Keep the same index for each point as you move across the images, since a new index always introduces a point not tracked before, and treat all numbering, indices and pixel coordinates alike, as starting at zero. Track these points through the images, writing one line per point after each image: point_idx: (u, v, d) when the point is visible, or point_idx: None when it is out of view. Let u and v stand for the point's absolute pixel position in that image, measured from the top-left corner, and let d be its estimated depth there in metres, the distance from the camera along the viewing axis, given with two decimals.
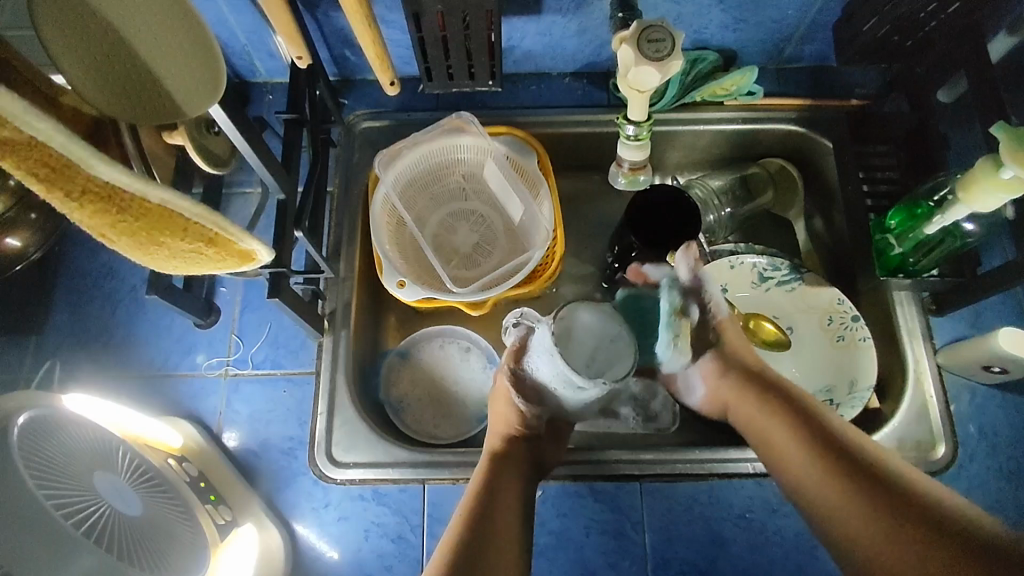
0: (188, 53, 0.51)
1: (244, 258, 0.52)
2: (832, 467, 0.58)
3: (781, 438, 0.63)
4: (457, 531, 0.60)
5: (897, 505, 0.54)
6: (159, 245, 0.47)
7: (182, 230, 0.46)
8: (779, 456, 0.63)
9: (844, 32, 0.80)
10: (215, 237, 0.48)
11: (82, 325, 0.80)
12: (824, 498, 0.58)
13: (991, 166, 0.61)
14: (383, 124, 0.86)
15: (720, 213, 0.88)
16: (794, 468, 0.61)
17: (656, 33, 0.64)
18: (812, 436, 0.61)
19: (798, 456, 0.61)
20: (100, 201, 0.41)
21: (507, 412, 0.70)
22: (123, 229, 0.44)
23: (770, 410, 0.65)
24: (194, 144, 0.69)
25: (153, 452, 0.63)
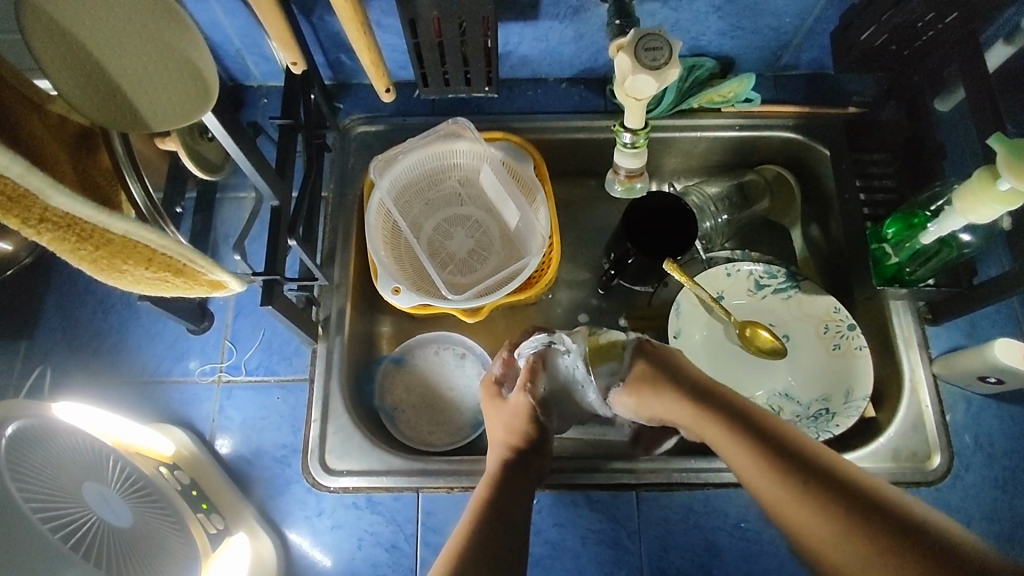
0: (178, 62, 0.52)
1: (210, 286, 0.56)
2: (812, 500, 0.51)
3: (754, 460, 0.56)
4: (462, 539, 0.57)
5: (891, 543, 0.46)
6: (120, 272, 0.48)
7: (147, 258, 0.47)
8: (753, 484, 0.56)
9: (841, 40, 0.80)
10: (182, 267, 0.51)
11: (73, 330, 0.79)
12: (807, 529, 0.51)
13: (989, 177, 0.61)
14: (379, 128, 0.85)
15: (717, 220, 0.88)
16: (772, 502, 0.54)
17: (653, 42, 0.64)
18: (783, 460, 0.54)
19: (772, 488, 0.54)
20: (59, 230, 0.41)
21: (519, 422, 0.69)
22: (82, 257, 0.44)
23: (735, 434, 0.59)
24: (188, 150, 0.68)
25: (144, 460, 0.62)
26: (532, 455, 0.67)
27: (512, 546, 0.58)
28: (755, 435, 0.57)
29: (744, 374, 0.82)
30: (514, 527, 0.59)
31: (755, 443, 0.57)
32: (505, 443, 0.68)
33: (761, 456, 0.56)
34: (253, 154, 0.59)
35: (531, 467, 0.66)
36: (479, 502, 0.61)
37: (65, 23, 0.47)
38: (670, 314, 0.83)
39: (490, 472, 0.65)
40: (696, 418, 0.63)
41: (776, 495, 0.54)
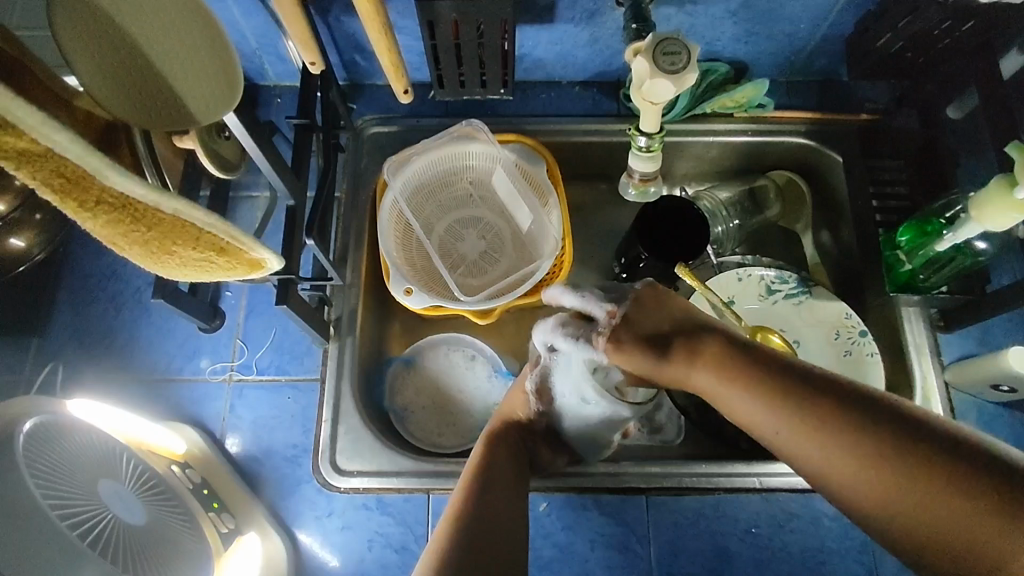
0: (208, 68, 0.52)
1: (253, 268, 0.52)
2: (841, 434, 0.46)
3: (733, 394, 0.51)
4: (455, 515, 0.57)
5: (911, 461, 0.44)
6: (169, 253, 0.46)
7: (194, 238, 0.45)
8: (760, 426, 0.50)
9: (857, 47, 0.80)
10: (226, 246, 0.47)
11: (85, 327, 0.79)
12: (809, 456, 0.48)
13: (1005, 186, 0.61)
14: (392, 129, 0.85)
15: (728, 225, 0.88)
16: (788, 443, 0.49)
17: (672, 46, 0.64)
18: (791, 390, 0.49)
19: (787, 428, 0.48)
20: (114, 211, 0.40)
21: (516, 400, 0.68)
22: (133, 239, 0.43)
23: (727, 369, 0.52)
24: (206, 148, 0.68)
25: (157, 458, 0.62)
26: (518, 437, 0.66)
27: (492, 534, 0.56)
28: (749, 366, 0.51)
29: None
30: (499, 512, 0.58)
31: (752, 374, 0.51)
32: (497, 423, 0.67)
33: (755, 388, 0.50)
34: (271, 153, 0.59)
35: (519, 450, 0.65)
36: (468, 480, 0.61)
37: (96, 22, 0.47)
38: None
39: (478, 446, 0.65)
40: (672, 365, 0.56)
41: (794, 435, 0.48)
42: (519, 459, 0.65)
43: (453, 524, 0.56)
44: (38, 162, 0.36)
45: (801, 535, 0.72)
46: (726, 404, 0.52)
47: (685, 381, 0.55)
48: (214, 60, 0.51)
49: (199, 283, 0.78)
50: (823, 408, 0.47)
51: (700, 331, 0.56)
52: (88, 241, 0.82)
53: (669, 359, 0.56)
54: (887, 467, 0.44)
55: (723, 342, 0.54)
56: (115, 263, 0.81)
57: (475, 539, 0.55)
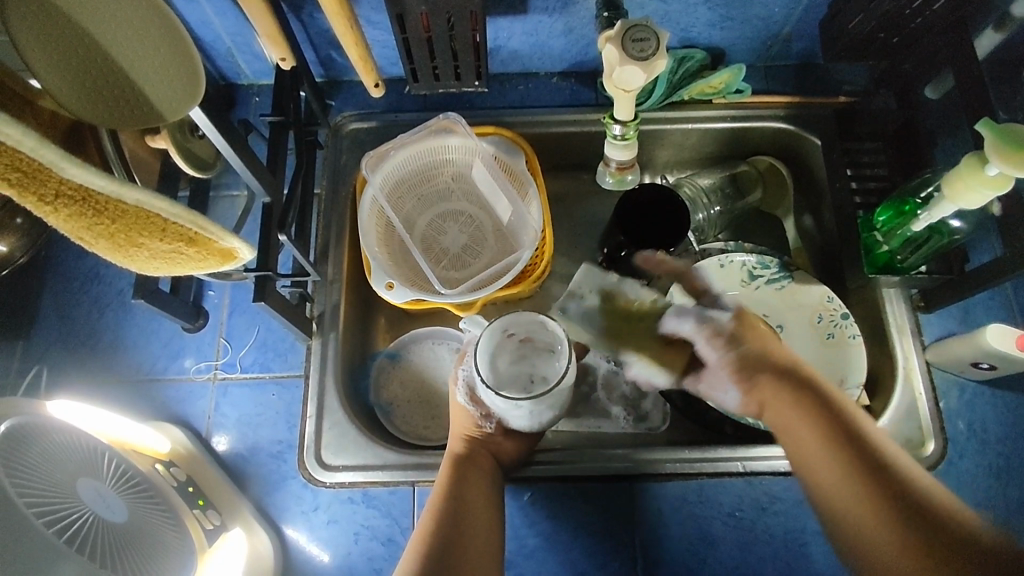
0: (170, 66, 0.51)
1: (224, 258, 0.53)
2: (871, 486, 0.52)
3: (811, 434, 0.56)
4: (430, 529, 0.61)
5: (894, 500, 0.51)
6: (138, 246, 0.47)
7: (160, 230, 0.45)
8: (817, 463, 0.55)
9: (830, 30, 0.80)
10: (195, 237, 0.48)
11: (69, 329, 0.79)
12: (823, 477, 0.55)
13: (976, 163, 0.61)
14: (371, 124, 0.86)
15: (709, 212, 0.88)
16: (831, 484, 0.54)
17: (641, 33, 0.64)
18: (862, 461, 0.53)
19: (838, 483, 0.54)
20: (75, 204, 0.41)
21: (460, 412, 0.71)
22: (99, 232, 0.44)
23: (810, 415, 0.57)
24: (178, 148, 0.69)
25: (140, 457, 0.62)
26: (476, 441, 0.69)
27: (466, 550, 0.60)
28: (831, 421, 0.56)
29: None
30: (471, 527, 0.61)
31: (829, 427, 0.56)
32: (460, 432, 0.70)
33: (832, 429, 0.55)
34: (244, 150, 0.60)
35: (479, 455, 0.68)
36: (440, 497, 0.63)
37: (48, 24, 0.47)
38: None
39: (444, 468, 0.67)
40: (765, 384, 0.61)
41: (835, 472, 0.54)
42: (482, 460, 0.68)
43: (430, 532, 0.61)
44: None
45: (784, 517, 0.72)
46: (792, 437, 0.58)
47: (772, 412, 0.60)
48: (171, 55, 0.51)
49: (180, 283, 0.78)
50: (860, 459, 0.53)
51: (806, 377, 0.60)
52: (70, 244, 0.82)
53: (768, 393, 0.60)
54: (882, 499, 0.51)
55: (843, 419, 0.56)
56: (97, 266, 0.81)
57: (450, 547, 0.59)
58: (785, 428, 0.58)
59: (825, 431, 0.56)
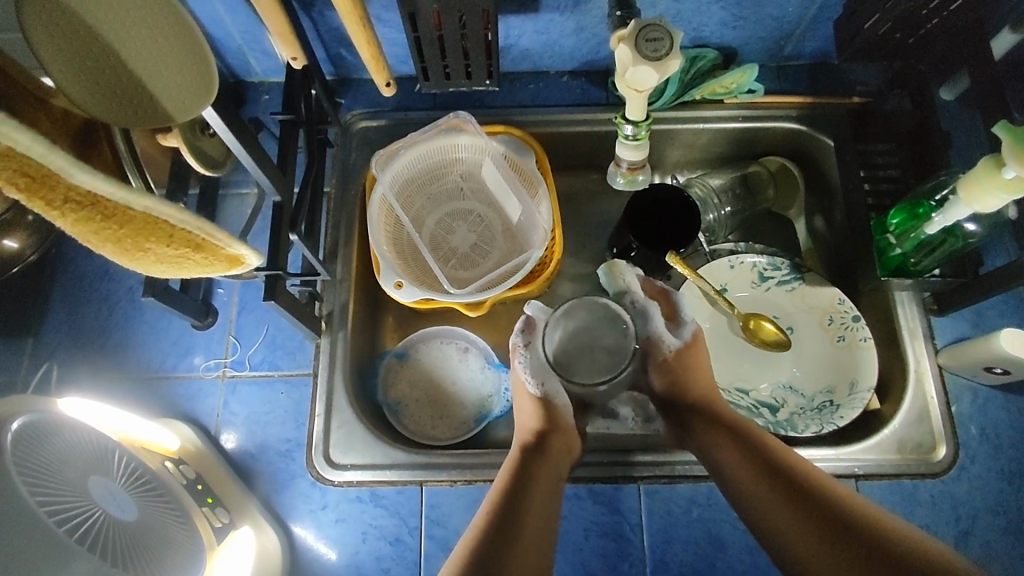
0: (179, 66, 0.51)
1: (231, 263, 0.53)
2: (798, 504, 0.56)
3: (744, 472, 0.60)
4: (492, 505, 0.58)
5: (826, 524, 0.54)
6: (145, 251, 0.47)
7: (167, 235, 0.45)
8: (748, 490, 0.60)
9: (845, 29, 0.79)
10: (203, 243, 0.48)
11: (79, 326, 0.79)
12: (761, 511, 0.58)
13: (993, 166, 0.60)
14: (381, 123, 0.85)
15: (720, 212, 0.87)
16: (764, 508, 0.58)
17: (654, 33, 0.63)
18: (793, 492, 0.57)
19: (774, 511, 0.57)
20: (83, 210, 0.41)
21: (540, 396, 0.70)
22: (107, 237, 0.43)
23: (740, 448, 0.62)
24: (189, 146, 0.68)
25: (150, 455, 0.63)
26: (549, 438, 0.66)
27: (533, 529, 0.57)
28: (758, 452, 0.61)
29: (747, 367, 0.83)
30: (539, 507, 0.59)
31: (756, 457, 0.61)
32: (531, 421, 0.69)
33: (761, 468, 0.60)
34: (255, 148, 0.60)
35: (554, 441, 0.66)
36: (502, 486, 0.60)
37: (64, 23, 0.47)
38: None
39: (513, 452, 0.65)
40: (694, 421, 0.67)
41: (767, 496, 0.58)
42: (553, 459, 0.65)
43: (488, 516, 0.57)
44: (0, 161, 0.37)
45: None
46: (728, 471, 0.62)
47: (707, 449, 0.65)
48: (181, 52, 0.50)
49: (190, 281, 0.78)
50: (791, 491, 0.57)
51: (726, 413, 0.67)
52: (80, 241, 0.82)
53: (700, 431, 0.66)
54: (815, 524, 0.54)
55: (771, 456, 0.61)
56: (107, 263, 0.82)
57: (512, 523, 0.56)
58: (720, 463, 0.63)
59: (754, 461, 0.61)
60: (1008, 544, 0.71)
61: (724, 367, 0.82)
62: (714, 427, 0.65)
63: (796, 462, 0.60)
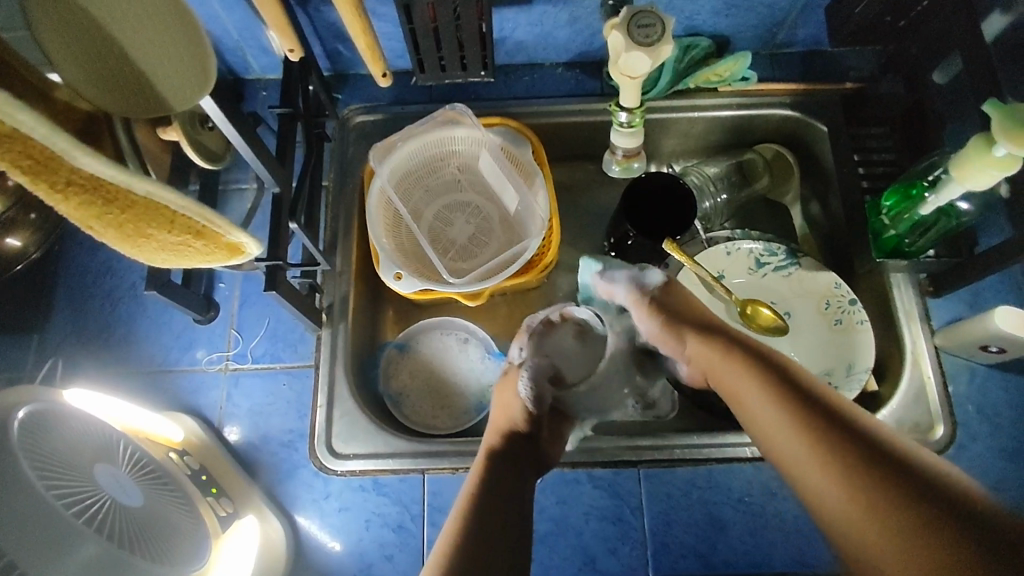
0: (178, 51, 0.51)
1: (230, 252, 0.54)
2: (831, 447, 0.50)
3: (755, 394, 0.56)
4: (461, 517, 0.57)
5: (852, 451, 0.49)
6: (145, 236, 0.48)
7: (169, 221, 0.46)
8: (770, 425, 0.54)
9: (836, 15, 0.80)
10: (203, 230, 0.49)
11: (82, 322, 0.80)
12: (783, 437, 0.53)
13: (984, 144, 0.60)
14: (378, 117, 0.86)
15: (717, 200, 0.88)
16: (795, 455, 0.52)
17: (645, 19, 0.64)
18: (810, 415, 0.52)
19: (794, 437, 0.52)
20: (86, 193, 0.42)
21: (510, 403, 0.68)
22: (106, 220, 0.44)
23: (762, 386, 0.56)
24: (190, 142, 0.69)
25: (153, 445, 0.64)
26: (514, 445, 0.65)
27: (499, 544, 0.56)
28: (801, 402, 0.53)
29: None
30: (507, 519, 0.58)
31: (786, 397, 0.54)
32: (499, 430, 0.67)
33: (772, 390, 0.55)
34: (253, 137, 0.60)
35: (520, 452, 0.65)
36: (471, 495, 0.59)
37: (68, 13, 0.48)
38: None
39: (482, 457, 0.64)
40: (722, 367, 0.60)
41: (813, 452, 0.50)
42: (520, 466, 0.63)
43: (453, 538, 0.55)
44: (5, 144, 0.38)
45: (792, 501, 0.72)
46: (767, 430, 0.55)
47: (723, 386, 0.60)
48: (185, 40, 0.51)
49: (192, 275, 0.79)
50: (815, 417, 0.52)
51: (764, 355, 0.59)
52: (82, 238, 0.83)
53: (709, 363, 0.62)
54: (843, 451, 0.49)
55: (786, 376, 0.56)
56: (109, 259, 0.82)
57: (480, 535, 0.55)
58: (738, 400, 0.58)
59: (776, 393, 0.55)
60: None
61: None
62: (729, 353, 0.60)
63: (810, 384, 0.55)
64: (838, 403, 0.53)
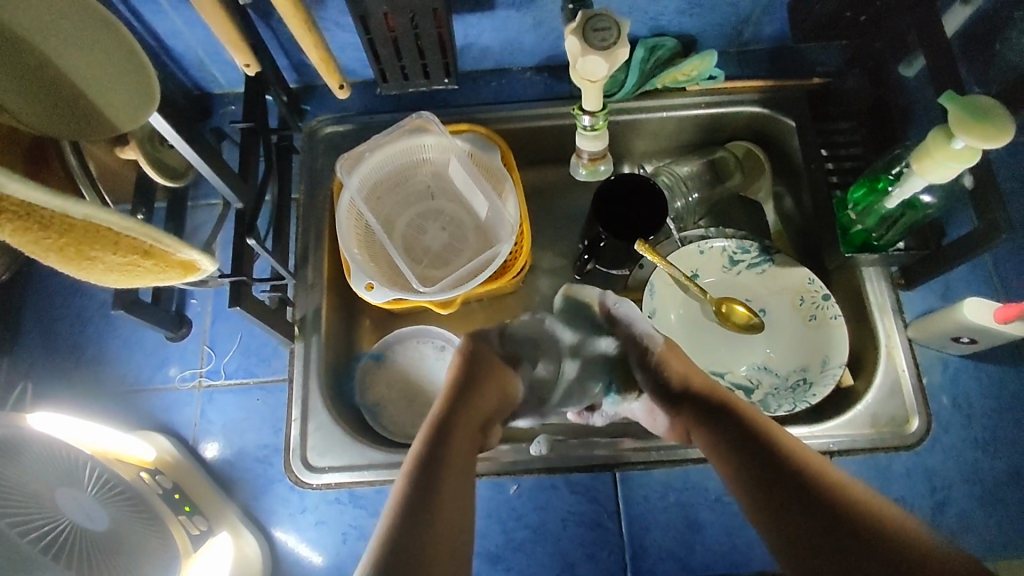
0: (119, 69, 0.53)
1: (184, 270, 0.54)
2: (797, 512, 0.52)
3: (726, 456, 0.58)
4: (401, 493, 0.54)
5: (816, 515, 0.51)
6: (89, 259, 0.48)
7: (113, 242, 0.47)
8: (741, 485, 0.56)
9: (799, 11, 0.80)
10: (151, 249, 0.49)
11: (54, 343, 0.80)
12: (751, 498, 0.55)
13: (943, 137, 0.60)
14: (347, 127, 0.86)
15: (687, 199, 0.89)
16: (762, 517, 0.54)
17: (601, 22, 0.64)
18: (777, 474, 0.55)
19: (762, 500, 0.55)
20: (20, 220, 0.41)
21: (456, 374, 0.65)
22: (46, 245, 0.44)
23: (733, 448, 0.58)
24: (150, 160, 0.69)
25: (124, 466, 0.62)
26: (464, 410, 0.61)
27: (436, 520, 0.53)
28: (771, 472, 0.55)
29: (720, 350, 0.83)
30: (447, 497, 0.55)
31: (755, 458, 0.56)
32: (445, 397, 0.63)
33: (742, 452, 0.57)
34: (209, 153, 0.60)
35: (464, 426, 0.61)
36: (417, 469, 0.56)
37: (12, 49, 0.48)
38: (644, 294, 0.83)
39: (427, 426, 0.60)
40: (699, 424, 0.62)
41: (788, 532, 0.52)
42: (462, 442, 0.60)
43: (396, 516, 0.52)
44: None
45: None
46: (735, 490, 0.57)
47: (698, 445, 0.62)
48: (121, 58, 0.53)
49: (162, 293, 0.78)
50: (780, 480, 0.54)
51: (732, 411, 0.60)
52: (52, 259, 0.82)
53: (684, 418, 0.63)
54: (807, 515, 0.52)
55: (754, 435, 0.58)
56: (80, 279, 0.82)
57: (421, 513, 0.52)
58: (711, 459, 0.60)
59: (745, 454, 0.57)
60: (984, 513, 0.72)
61: (700, 352, 0.83)
62: (702, 413, 0.62)
63: (777, 440, 0.57)
64: (806, 461, 0.55)
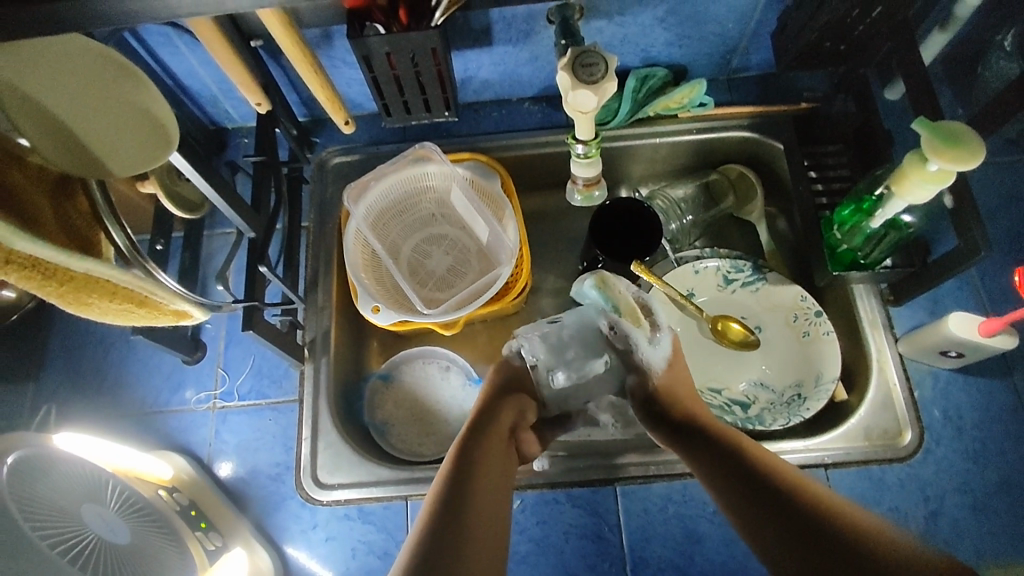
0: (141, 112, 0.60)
1: (175, 317, 0.62)
2: (784, 523, 0.53)
3: (722, 475, 0.60)
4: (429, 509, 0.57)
5: (801, 525, 0.53)
6: (87, 305, 0.54)
7: (110, 291, 0.53)
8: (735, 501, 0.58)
9: (781, 41, 0.83)
10: (145, 300, 0.56)
11: (76, 367, 0.84)
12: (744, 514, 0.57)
13: (918, 160, 0.64)
14: (354, 157, 0.90)
15: (682, 221, 0.91)
16: (754, 533, 0.55)
17: (590, 58, 0.68)
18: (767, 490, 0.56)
19: (753, 514, 0.56)
20: (26, 270, 0.46)
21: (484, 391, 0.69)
22: (49, 293, 0.50)
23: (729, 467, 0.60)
24: (166, 192, 0.74)
25: (143, 484, 0.66)
26: (497, 415, 0.66)
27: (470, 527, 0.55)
28: (752, 485, 0.57)
29: (717, 367, 0.85)
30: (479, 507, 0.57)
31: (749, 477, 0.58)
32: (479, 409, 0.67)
33: (736, 471, 0.59)
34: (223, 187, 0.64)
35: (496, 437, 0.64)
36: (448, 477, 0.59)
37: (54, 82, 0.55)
38: None
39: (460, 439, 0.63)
40: (698, 447, 0.64)
41: (766, 542, 0.54)
42: (498, 454, 0.63)
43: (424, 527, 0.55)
44: None
45: None
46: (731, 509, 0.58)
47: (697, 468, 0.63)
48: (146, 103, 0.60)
49: None
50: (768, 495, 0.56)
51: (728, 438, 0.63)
52: None
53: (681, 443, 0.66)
54: (792, 526, 0.53)
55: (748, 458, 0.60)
56: None
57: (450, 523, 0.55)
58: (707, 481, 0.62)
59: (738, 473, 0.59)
60: (978, 523, 0.73)
61: (697, 369, 0.85)
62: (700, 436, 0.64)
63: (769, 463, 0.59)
64: (797, 479, 0.57)
